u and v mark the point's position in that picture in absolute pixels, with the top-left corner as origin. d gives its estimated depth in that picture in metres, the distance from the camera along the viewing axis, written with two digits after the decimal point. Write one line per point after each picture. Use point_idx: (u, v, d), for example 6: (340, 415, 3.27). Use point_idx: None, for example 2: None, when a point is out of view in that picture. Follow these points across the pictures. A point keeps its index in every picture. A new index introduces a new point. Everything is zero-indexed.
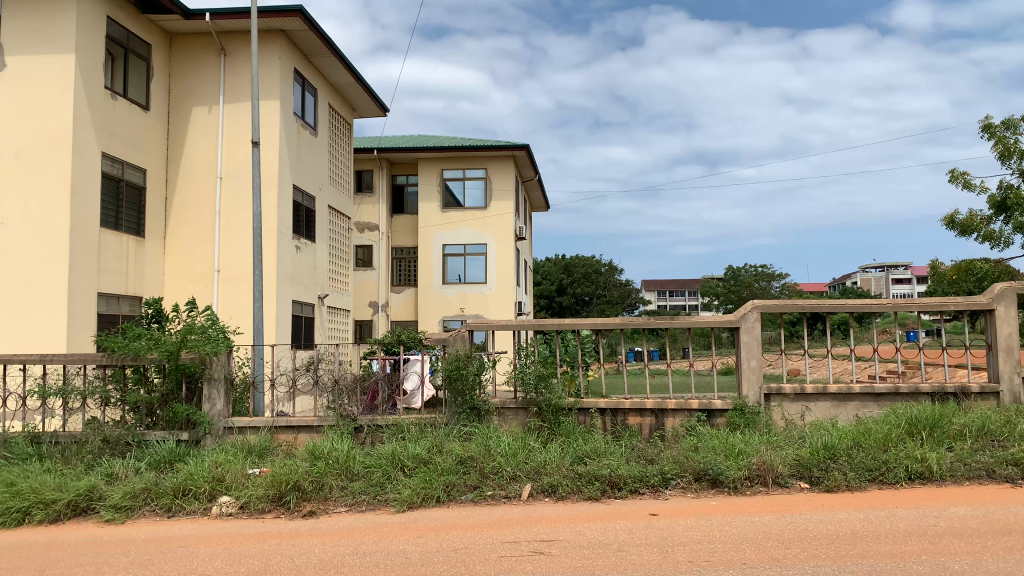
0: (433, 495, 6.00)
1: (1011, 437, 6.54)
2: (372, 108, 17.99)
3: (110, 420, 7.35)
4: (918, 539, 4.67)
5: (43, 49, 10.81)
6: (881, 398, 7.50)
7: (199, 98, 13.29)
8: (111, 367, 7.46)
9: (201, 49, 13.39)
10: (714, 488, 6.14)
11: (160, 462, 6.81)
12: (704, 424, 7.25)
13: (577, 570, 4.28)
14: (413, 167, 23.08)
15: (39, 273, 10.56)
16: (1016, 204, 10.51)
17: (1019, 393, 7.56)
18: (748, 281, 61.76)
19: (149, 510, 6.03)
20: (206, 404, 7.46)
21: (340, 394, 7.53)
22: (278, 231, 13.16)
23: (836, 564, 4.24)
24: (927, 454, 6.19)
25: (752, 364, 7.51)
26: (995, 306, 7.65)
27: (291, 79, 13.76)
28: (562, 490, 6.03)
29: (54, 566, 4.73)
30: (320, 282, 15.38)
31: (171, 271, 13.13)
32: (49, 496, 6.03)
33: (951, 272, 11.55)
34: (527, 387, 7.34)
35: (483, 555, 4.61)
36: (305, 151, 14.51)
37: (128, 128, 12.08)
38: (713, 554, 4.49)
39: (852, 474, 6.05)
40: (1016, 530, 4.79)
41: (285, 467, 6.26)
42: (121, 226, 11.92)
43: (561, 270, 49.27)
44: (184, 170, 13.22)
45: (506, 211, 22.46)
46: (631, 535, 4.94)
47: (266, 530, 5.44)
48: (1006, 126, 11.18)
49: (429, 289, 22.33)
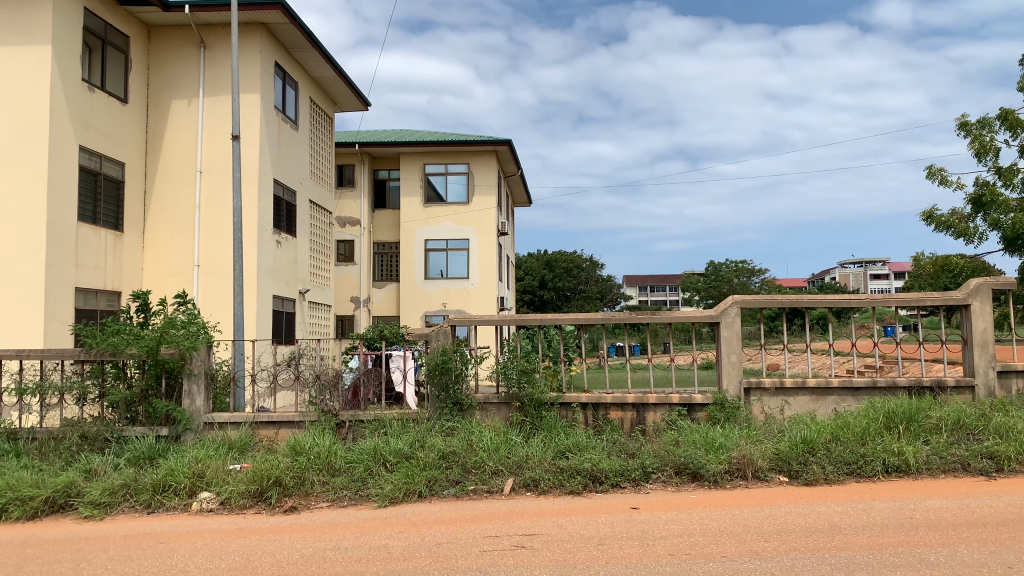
0: (415, 491, 6.02)
1: (986, 430, 6.70)
2: (353, 102, 17.90)
3: (88, 416, 7.30)
4: (894, 531, 4.77)
5: (18, 41, 10.62)
6: (859, 392, 7.61)
7: (178, 91, 13.14)
8: (89, 362, 7.38)
9: (180, 41, 13.23)
10: (695, 482, 6.21)
11: (139, 458, 6.74)
12: (685, 418, 7.33)
13: (558, 564, 4.30)
14: (395, 161, 23.00)
15: (16, 267, 10.39)
16: (992, 201, 10.70)
17: (993, 387, 7.71)
18: (729, 277, 62.40)
19: (128, 506, 5.97)
20: (186, 400, 7.37)
21: (321, 389, 7.50)
22: (259, 225, 13.06)
23: (814, 556, 4.33)
24: (904, 447, 6.31)
25: (732, 359, 7.55)
26: (969, 301, 7.80)
27: (272, 73, 13.66)
28: (544, 484, 6.08)
29: (32, 563, 4.69)
30: (301, 277, 15.28)
31: (150, 266, 12.98)
32: (26, 492, 5.96)
33: (929, 268, 11.71)
34: (510, 381, 7.36)
35: (464, 550, 4.64)
36: (287, 145, 14.40)
37: (106, 120, 11.91)
38: (694, 547, 4.55)
39: (831, 468, 6.15)
40: (992, 522, 4.91)
41: (267, 463, 6.25)
42: (99, 220, 11.75)
43: (543, 266, 49.30)
44: (163, 164, 13.07)
45: (489, 206, 22.45)
46: (612, 529, 4.99)
47: (247, 525, 5.42)
48: (982, 124, 11.36)
49: (412, 284, 22.28)
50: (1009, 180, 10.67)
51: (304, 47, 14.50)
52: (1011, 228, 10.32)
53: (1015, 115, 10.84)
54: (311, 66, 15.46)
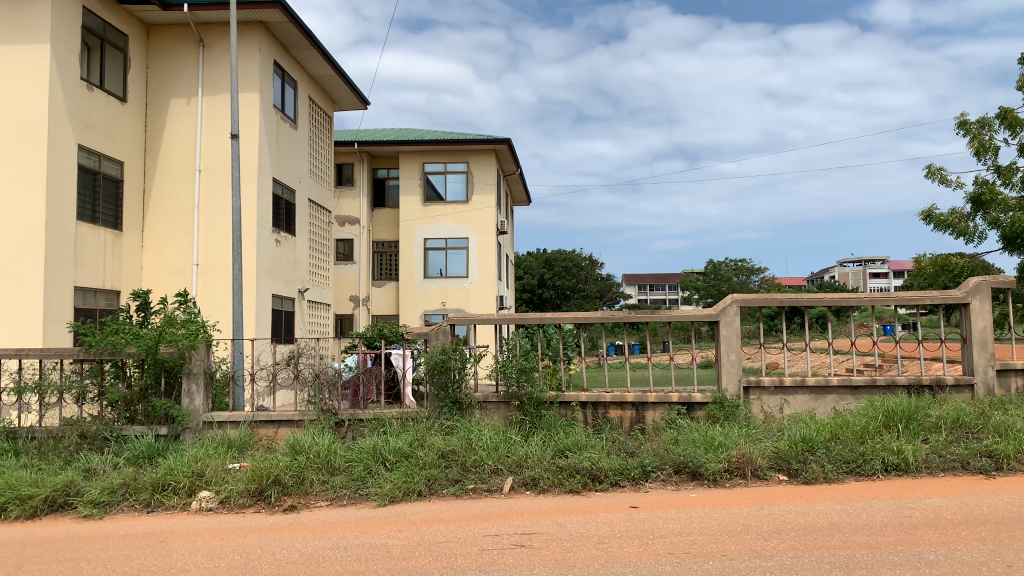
0: (414, 490, 6.02)
1: (985, 429, 6.71)
2: (352, 101, 17.89)
3: (88, 415, 7.30)
4: (893, 530, 4.78)
5: (16, 39, 10.59)
6: (858, 390, 7.61)
7: (177, 90, 13.12)
8: (88, 362, 7.37)
9: (179, 40, 13.21)
10: (694, 481, 6.20)
11: (139, 457, 6.73)
12: (684, 417, 7.33)
13: (558, 563, 4.30)
14: (394, 160, 22.98)
15: (15, 266, 10.38)
16: (992, 200, 10.70)
17: (992, 385, 7.72)
18: (728, 275, 62.43)
19: (128, 505, 5.97)
20: (185, 399, 7.37)
21: (320, 388, 7.48)
22: (258, 224, 13.04)
23: (814, 554, 4.33)
24: (903, 446, 6.31)
25: (732, 358, 7.55)
26: (968, 299, 7.80)
27: (271, 71, 13.64)
28: (543, 483, 6.08)
29: (31, 563, 4.68)
30: (300, 276, 15.26)
31: (150, 265, 12.97)
32: (26, 491, 5.95)
33: (929, 268, 11.70)
34: (509, 380, 7.35)
35: (464, 549, 4.64)
36: (286, 144, 14.38)
37: (105, 119, 11.89)
38: (693, 546, 4.55)
39: (830, 466, 6.15)
40: (991, 520, 4.92)
41: (267, 462, 6.24)
42: (98, 219, 11.74)
43: (542, 265, 49.31)
44: (162, 163, 13.06)
45: (488, 205, 22.44)
46: (612, 528, 4.99)
47: (246, 524, 5.42)
48: (981, 123, 11.36)
49: (411, 283, 22.27)
50: (1008, 179, 10.67)
51: (303, 46, 14.47)
52: (1010, 227, 10.32)
53: (1015, 114, 10.84)
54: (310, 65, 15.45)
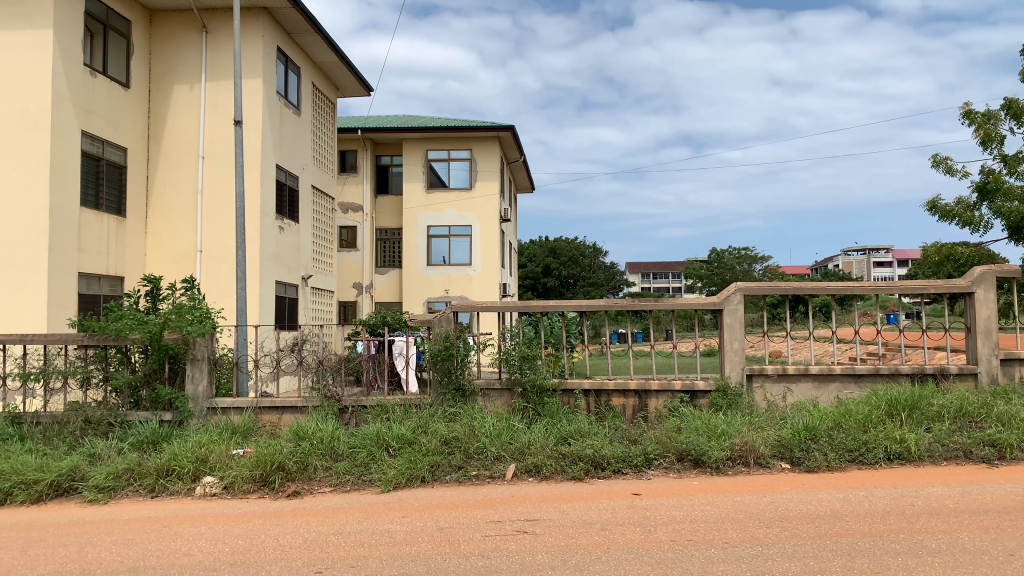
0: (418, 475, 6.04)
1: (988, 418, 6.68)
2: (356, 87, 17.75)
3: (92, 400, 7.33)
4: (896, 518, 4.77)
5: (18, 24, 10.55)
6: (861, 379, 7.58)
7: (180, 76, 13.07)
8: (93, 348, 7.40)
9: (182, 25, 13.15)
10: (697, 468, 6.21)
11: (144, 442, 6.78)
12: (687, 405, 7.33)
13: (561, 549, 4.32)
14: (397, 146, 22.91)
15: (18, 253, 10.39)
16: (997, 188, 10.62)
17: (996, 375, 7.68)
18: (731, 264, 62.26)
19: (132, 490, 6.02)
20: (190, 385, 7.39)
21: (324, 375, 7.52)
22: (261, 211, 13.03)
23: (816, 542, 4.33)
24: (906, 435, 6.29)
25: (735, 346, 7.52)
26: (973, 289, 7.74)
27: (274, 57, 13.58)
28: (546, 470, 6.10)
29: (36, 547, 4.72)
30: (303, 263, 15.24)
31: (153, 251, 12.99)
32: (31, 476, 6.00)
33: (934, 256, 11.42)
34: (512, 367, 7.37)
35: (468, 534, 4.66)
36: (289, 131, 14.33)
37: (108, 105, 11.87)
38: (695, 533, 4.55)
39: (833, 455, 6.16)
40: (994, 509, 4.91)
41: (270, 448, 6.28)
42: (101, 206, 11.73)
43: (546, 253, 49.24)
44: (166, 148, 13.03)
45: (490, 192, 22.35)
46: (614, 515, 5.00)
47: (249, 510, 5.43)
48: (986, 113, 11.25)
49: (414, 270, 22.25)
50: (1014, 168, 10.56)
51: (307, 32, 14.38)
52: (1014, 217, 10.24)
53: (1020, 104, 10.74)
54: (313, 51, 15.36)
